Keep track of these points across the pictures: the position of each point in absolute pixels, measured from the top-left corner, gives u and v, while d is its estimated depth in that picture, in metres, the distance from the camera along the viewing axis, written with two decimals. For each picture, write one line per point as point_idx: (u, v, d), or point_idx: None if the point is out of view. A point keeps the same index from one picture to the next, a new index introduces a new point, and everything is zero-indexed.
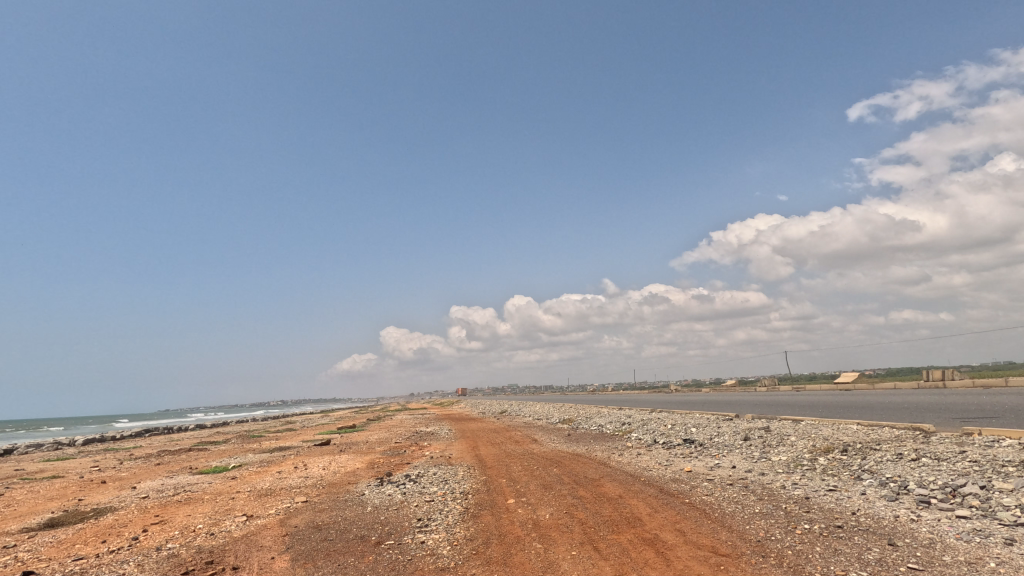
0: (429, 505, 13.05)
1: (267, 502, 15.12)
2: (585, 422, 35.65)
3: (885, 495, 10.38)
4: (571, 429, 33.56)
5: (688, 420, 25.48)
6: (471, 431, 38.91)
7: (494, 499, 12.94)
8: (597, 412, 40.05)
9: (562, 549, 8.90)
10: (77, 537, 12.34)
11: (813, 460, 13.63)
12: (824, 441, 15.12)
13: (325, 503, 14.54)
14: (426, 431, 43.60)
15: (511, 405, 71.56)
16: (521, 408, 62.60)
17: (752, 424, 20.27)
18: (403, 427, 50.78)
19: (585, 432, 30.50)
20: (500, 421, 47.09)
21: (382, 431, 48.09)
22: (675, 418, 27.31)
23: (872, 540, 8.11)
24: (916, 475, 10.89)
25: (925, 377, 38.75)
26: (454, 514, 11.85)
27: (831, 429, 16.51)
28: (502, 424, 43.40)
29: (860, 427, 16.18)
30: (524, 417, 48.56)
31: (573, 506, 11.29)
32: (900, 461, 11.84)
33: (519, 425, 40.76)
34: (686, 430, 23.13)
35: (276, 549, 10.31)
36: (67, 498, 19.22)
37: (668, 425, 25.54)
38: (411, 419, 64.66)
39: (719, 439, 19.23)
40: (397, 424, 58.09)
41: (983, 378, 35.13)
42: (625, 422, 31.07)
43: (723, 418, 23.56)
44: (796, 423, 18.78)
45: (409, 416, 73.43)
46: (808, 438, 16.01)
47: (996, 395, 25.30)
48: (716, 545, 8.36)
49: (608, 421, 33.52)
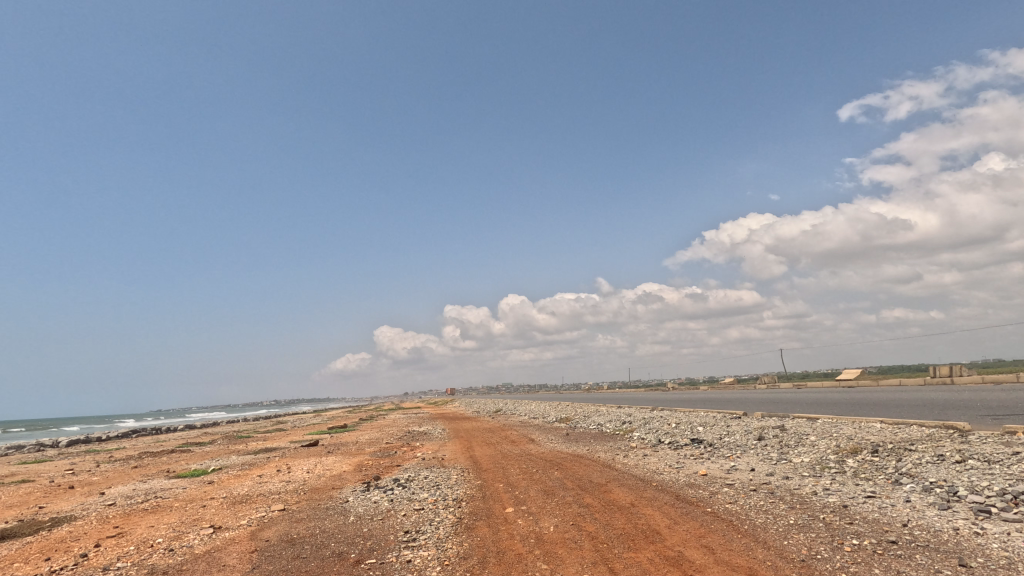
0: (418, 515, 11.70)
1: (240, 510, 13.71)
2: (583, 421, 34.35)
3: (935, 504, 9.14)
4: (569, 428, 32.25)
5: (693, 419, 24.25)
6: (466, 430, 37.66)
7: (491, 508, 11.61)
8: (595, 410, 38.76)
9: (572, 571, 7.58)
10: (19, 553, 10.92)
11: (841, 462, 12.38)
12: (848, 441, 13.93)
13: (304, 513, 13.14)
14: (419, 431, 42.32)
15: (506, 404, 70.35)
16: (516, 406, 61.16)
17: (764, 423, 19.06)
18: (396, 427, 49.49)
19: (584, 431, 29.30)
20: (495, 421, 45.69)
21: (373, 430, 46.72)
22: (679, 416, 26.12)
23: (939, 560, 6.87)
24: (967, 481, 9.67)
25: (933, 373, 37.69)
26: (446, 526, 10.55)
27: (854, 428, 15.33)
28: (497, 424, 41.99)
29: (885, 425, 14.98)
30: (520, 416, 47.39)
31: (579, 518, 9.98)
32: (942, 464, 10.65)
33: (515, 424, 39.51)
34: (693, 428, 21.94)
35: (241, 568, 8.96)
36: (27, 506, 17.72)
37: (672, 424, 24.33)
38: (405, 418, 63.20)
39: (729, 439, 17.97)
40: (389, 424, 56.66)
41: (993, 374, 34.09)
42: (626, 421, 29.87)
43: (731, 416, 22.32)
44: (813, 421, 17.59)
45: (402, 416, 72.01)
46: (830, 437, 14.80)
47: (1014, 391, 24.20)
48: (754, 566, 7.09)
49: (607, 420, 32.33)
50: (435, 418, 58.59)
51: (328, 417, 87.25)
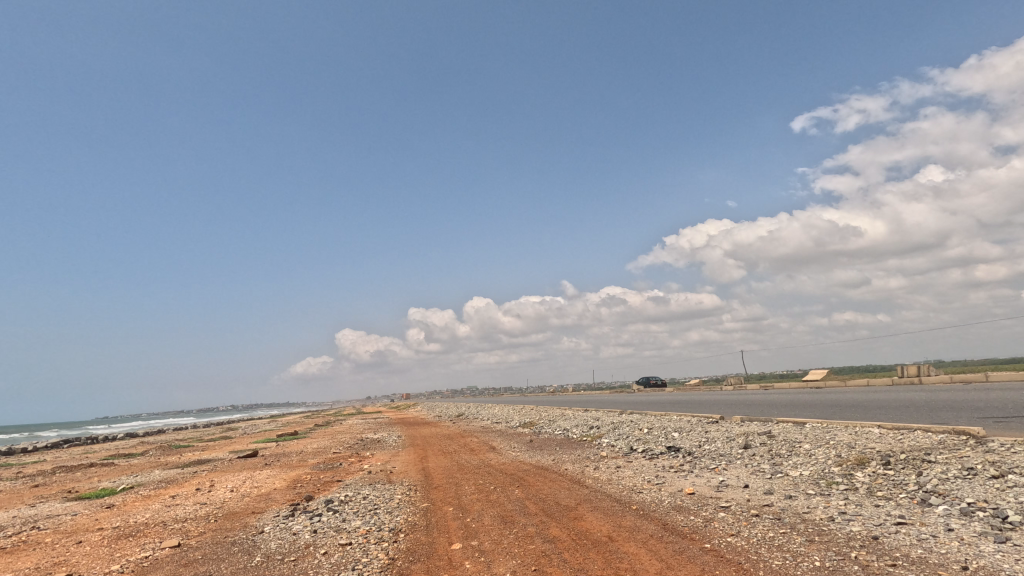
0: (341, 554, 9.25)
1: (120, 550, 10.91)
2: (548, 426, 32.18)
3: (986, 534, 7.30)
4: (534, 434, 30.06)
5: (667, 423, 22.44)
6: (424, 437, 35.02)
7: (434, 544, 9.24)
8: (561, 414, 36.67)
9: None
10: None
11: (849, 477, 10.58)
12: (850, 450, 12.19)
13: (200, 552, 10.45)
14: (374, 437, 39.45)
15: (467, 408, 67.84)
16: (479, 410, 58.38)
17: (745, 428, 17.33)
18: (350, 433, 46.20)
19: (549, 437, 27.15)
20: (454, 426, 43.03)
21: (325, 437, 43.47)
22: (650, 420, 24.29)
23: None
24: (1016, 502, 7.90)
25: (900, 372, 37.09)
26: (374, 572, 8.12)
27: (851, 434, 13.71)
28: (457, 430, 39.48)
29: (885, 431, 13.41)
30: (483, 420, 45.10)
31: (544, 560, 7.72)
32: (976, 480, 8.91)
33: (476, 430, 37.18)
34: (667, 435, 20.07)
35: None
36: None
37: (644, 429, 22.45)
38: (361, 424, 59.64)
39: (711, 448, 16.14)
40: (343, 430, 53.22)
41: (961, 373, 33.56)
42: (593, 425, 27.93)
43: (708, 421, 20.56)
44: (802, 426, 15.90)
45: (359, 421, 68.45)
46: (827, 445, 13.10)
47: (993, 391, 23.24)
48: None
49: (573, 424, 30.36)
50: (392, 423, 55.45)
51: (279, 424, 82.54)
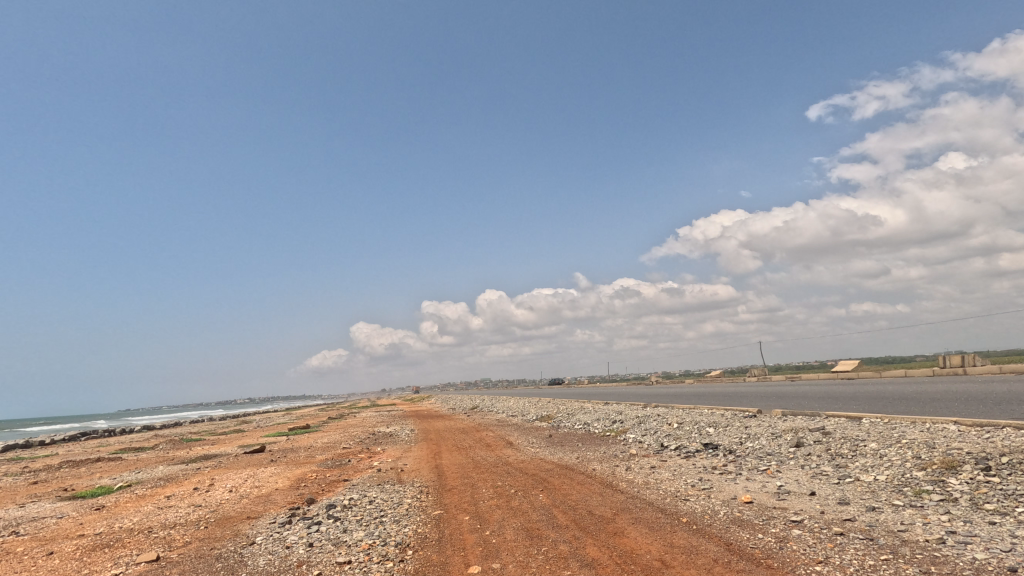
0: None
1: (89, 565, 9.51)
2: (567, 420, 30.60)
3: None
4: (551, 428, 28.51)
5: (698, 418, 20.74)
6: (436, 431, 33.63)
7: (447, 566, 7.69)
8: (579, 407, 34.98)
9: None
10: None
11: (941, 484, 8.86)
12: (931, 451, 10.42)
13: (178, 568, 9.01)
14: (385, 432, 38.17)
15: (480, 400, 66.41)
16: (495, 403, 56.79)
17: (791, 423, 15.60)
18: (361, 427, 45.05)
19: (568, 432, 25.60)
20: (468, 419, 41.59)
21: (336, 432, 42.32)
22: (679, 415, 22.62)
23: None
24: None
25: (941, 363, 34.81)
26: None
27: (924, 431, 11.93)
28: (471, 423, 38.04)
29: (966, 428, 11.63)
30: (497, 413, 43.64)
31: None
32: None
33: (491, 423, 35.73)
34: (701, 430, 18.39)
35: None
36: None
37: (675, 424, 20.77)
38: (373, 417, 58.31)
39: (755, 445, 14.46)
40: (355, 423, 52.06)
41: (1010, 363, 31.27)
42: (615, 420, 26.31)
43: (744, 416, 18.84)
44: (859, 422, 14.12)
45: (372, 413, 67.31)
46: (899, 445, 11.36)
47: None
48: None
49: (593, 418, 28.75)
50: (405, 416, 54.29)
51: (292, 417, 81.77)
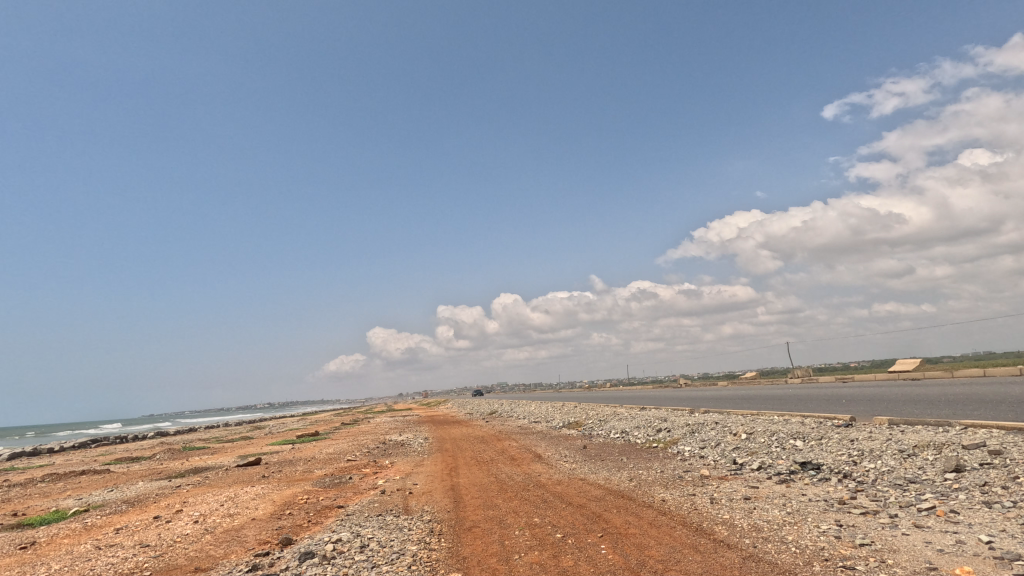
0: None
1: None
2: (599, 428, 26.76)
3: None
4: (584, 437, 24.79)
5: (772, 427, 16.84)
6: (452, 440, 30.02)
7: None
8: (612, 413, 31.16)
9: None
10: None
11: None
12: None
13: None
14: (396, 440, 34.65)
15: (500, 406, 62.65)
16: (514, 408, 53.10)
17: (921, 437, 11.72)
18: (372, 435, 41.50)
19: (607, 444, 21.78)
20: (486, 426, 37.82)
21: (345, 440, 38.86)
22: (745, 422, 18.68)
23: None
24: None
25: None
26: None
27: None
28: (490, 431, 34.35)
29: None
30: (520, 419, 39.97)
31: None
32: None
33: (512, 431, 32.02)
34: (786, 444, 14.49)
35: None
36: None
37: (744, 434, 16.87)
38: (387, 424, 54.51)
39: (882, 469, 10.61)
40: (368, 430, 48.49)
41: None
42: (661, 428, 22.44)
43: (838, 426, 14.91)
44: None
45: (387, 419, 63.78)
46: None
47: None
48: None
49: (632, 426, 24.92)
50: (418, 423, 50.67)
51: (303, 423, 78.70)
